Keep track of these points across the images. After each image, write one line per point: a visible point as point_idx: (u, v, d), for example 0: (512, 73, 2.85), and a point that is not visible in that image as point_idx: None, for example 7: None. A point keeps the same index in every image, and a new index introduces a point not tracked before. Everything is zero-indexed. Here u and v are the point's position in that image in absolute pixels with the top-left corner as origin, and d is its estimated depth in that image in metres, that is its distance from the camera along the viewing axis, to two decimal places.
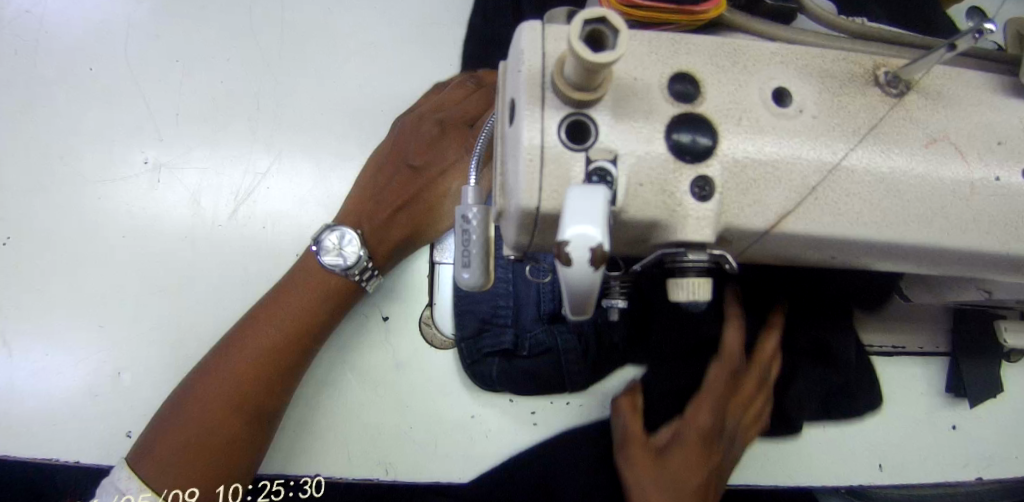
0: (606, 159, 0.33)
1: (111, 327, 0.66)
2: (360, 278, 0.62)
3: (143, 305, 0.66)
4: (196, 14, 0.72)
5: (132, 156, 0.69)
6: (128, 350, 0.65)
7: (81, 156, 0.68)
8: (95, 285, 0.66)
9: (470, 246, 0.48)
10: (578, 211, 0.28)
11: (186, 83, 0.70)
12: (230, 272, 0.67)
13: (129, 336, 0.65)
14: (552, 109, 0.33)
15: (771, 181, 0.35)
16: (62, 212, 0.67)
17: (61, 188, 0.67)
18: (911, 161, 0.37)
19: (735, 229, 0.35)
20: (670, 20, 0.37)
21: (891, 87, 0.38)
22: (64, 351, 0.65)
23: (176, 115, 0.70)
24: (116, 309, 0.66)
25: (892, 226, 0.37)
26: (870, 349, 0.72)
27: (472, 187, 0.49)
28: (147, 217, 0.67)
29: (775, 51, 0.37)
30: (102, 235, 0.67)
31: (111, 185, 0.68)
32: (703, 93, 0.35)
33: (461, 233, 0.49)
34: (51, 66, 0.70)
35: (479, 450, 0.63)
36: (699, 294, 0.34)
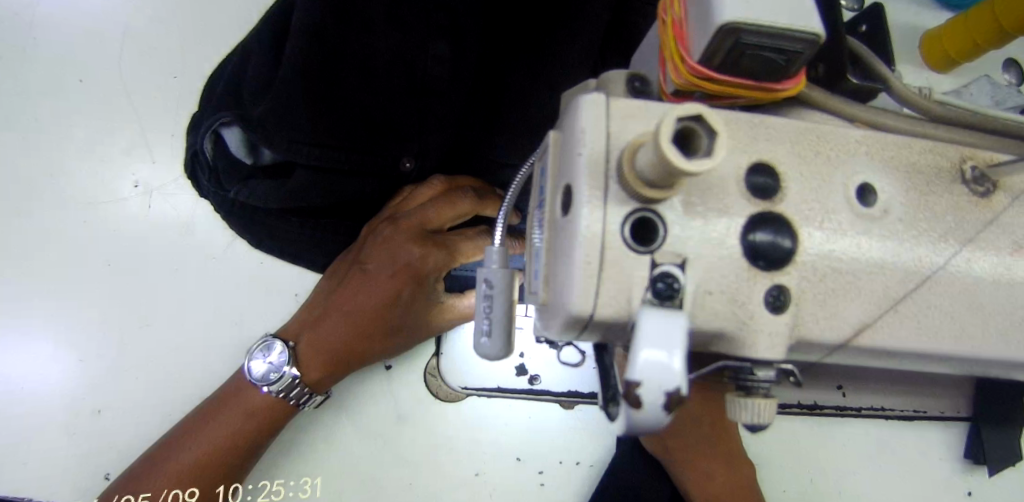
0: (673, 263, 0.29)
1: (89, 361, 0.60)
2: (296, 400, 0.55)
3: (127, 340, 0.61)
4: (196, 23, 0.66)
5: (120, 176, 0.63)
6: (106, 387, 0.60)
7: (64, 174, 0.63)
8: (74, 314, 0.61)
9: (493, 313, 0.44)
10: (649, 345, 0.24)
11: (183, 99, 0.65)
12: (223, 307, 0.62)
13: (108, 372, 0.60)
14: (616, 204, 0.28)
15: (850, 292, 0.31)
16: (40, 234, 0.62)
17: (40, 208, 0.62)
18: (993, 268, 0.34)
19: (809, 342, 0.31)
20: (739, 94, 0.33)
21: (977, 185, 0.34)
22: (38, 386, 0.60)
23: (171, 134, 0.64)
24: (95, 342, 0.61)
25: (973, 341, 0.33)
26: (890, 412, 0.69)
27: (497, 249, 0.45)
28: (134, 243, 0.62)
29: (860, 138, 0.32)
30: (84, 260, 0.62)
31: (95, 206, 0.62)
32: (783, 188, 0.30)
33: (482, 298, 0.44)
34: (34, 75, 0.64)
35: None
36: (763, 418, 0.30)
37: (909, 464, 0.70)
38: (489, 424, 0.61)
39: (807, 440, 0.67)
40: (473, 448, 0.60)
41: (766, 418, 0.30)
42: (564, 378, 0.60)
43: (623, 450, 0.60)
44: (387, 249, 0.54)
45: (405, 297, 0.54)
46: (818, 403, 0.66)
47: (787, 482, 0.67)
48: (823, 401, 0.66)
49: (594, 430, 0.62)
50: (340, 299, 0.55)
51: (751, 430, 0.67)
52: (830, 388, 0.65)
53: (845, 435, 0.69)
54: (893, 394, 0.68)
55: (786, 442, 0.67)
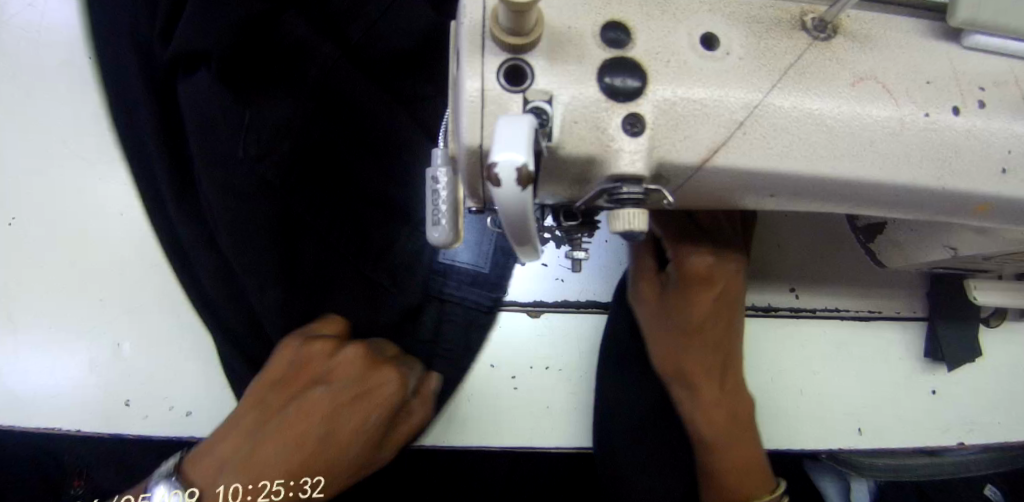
0: (542, 100, 0.35)
1: (111, 301, 0.69)
2: None
3: (142, 281, 0.70)
4: None
5: (129, 140, 0.73)
6: (128, 322, 0.69)
7: (82, 142, 0.72)
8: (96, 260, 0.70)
9: (440, 205, 0.50)
10: (506, 140, 0.31)
11: None
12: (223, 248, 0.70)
13: (128, 309, 0.69)
14: (491, 56, 0.36)
15: (700, 118, 0.37)
16: (64, 194, 0.71)
17: (64, 172, 0.72)
18: (837, 101, 0.39)
19: (669, 165, 0.37)
20: None
21: (818, 32, 0.40)
22: (66, 323, 0.69)
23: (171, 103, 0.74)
24: (115, 284, 0.70)
25: (824, 161, 0.39)
26: (841, 313, 0.73)
27: (440, 150, 0.50)
28: (144, 196, 0.72)
29: (704, 0, 0.39)
30: (103, 215, 0.71)
31: (112, 168, 0.72)
32: (634, 39, 0.37)
33: (431, 193, 0.51)
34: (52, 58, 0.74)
35: (461, 413, 0.66)
36: (634, 224, 0.36)
37: (871, 364, 0.73)
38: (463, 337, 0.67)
39: (765, 342, 0.71)
40: (450, 359, 0.67)
41: (637, 224, 0.36)
42: (531, 290, 0.69)
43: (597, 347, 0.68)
44: (295, 393, 0.61)
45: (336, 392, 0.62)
46: (771, 305, 0.72)
47: (750, 382, 0.71)
48: (775, 301, 0.72)
49: (558, 335, 0.69)
50: (257, 455, 0.57)
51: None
52: (779, 288, 0.72)
53: (802, 337, 0.72)
54: (844, 294, 0.73)
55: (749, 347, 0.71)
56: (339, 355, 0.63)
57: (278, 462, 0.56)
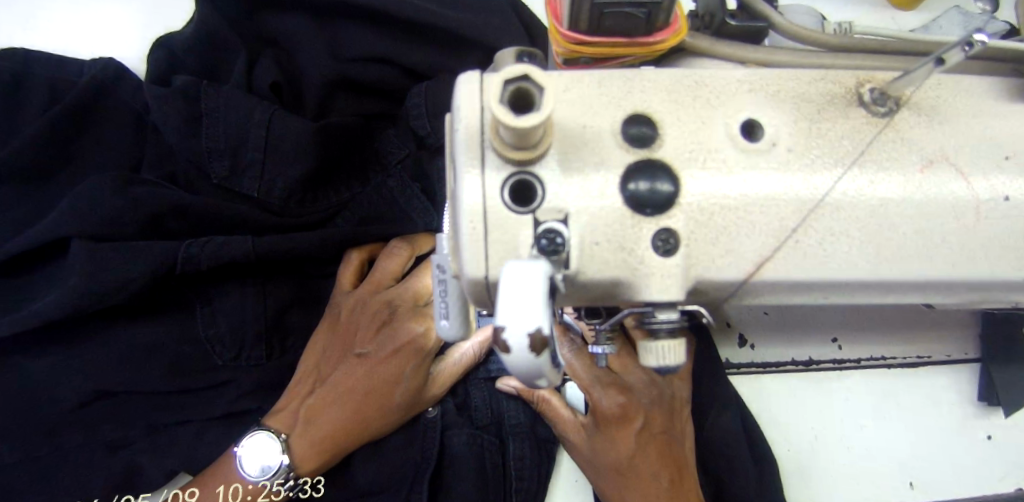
0: (556, 219, 0.30)
1: None
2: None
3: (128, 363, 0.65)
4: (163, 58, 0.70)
5: None
6: None
7: None
8: None
9: (446, 296, 0.45)
10: (513, 292, 0.25)
11: None
12: None
13: None
14: (493, 170, 0.30)
15: (743, 227, 0.32)
16: None
17: None
18: (903, 187, 0.33)
19: (708, 282, 0.32)
20: (623, 55, 0.34)
21: (878, 105, 0.34)
22: None
23: None
24: None
25: (887, 263, 0.33)
26: (892, 362, 0.67)
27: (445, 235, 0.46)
28: None
29: (742, 78, 0.34)
30: None
31: None
32: (662, 134, 0.31)
33: (436, 284, 0.46)
34: None
35: None
36: (670, 359, 0.31)
37: (920, 412, 0.67)
38: (476, 408, 0.62)
39: (804, 394, 0.66)
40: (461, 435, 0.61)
41: (674, 360, 0.31)
42: None
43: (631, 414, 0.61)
44: (350, 318, 0.61)
45: (393, 397, 0.57)
46: (811, 357, 0.67)
47: (788, 440, 0.65)
48: (817, 354, 0.67)
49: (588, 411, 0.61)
50: (322, 395, 0.58)
51: (748, 392, 0.66)
52: (821, 339, 0.67)
53: (845, 389, 0.67)
54: (891, 339, 0.68)
55: (786, 400, 0.66)
56: (379, 379, 0.58)
57: (328, 424, 0.56)
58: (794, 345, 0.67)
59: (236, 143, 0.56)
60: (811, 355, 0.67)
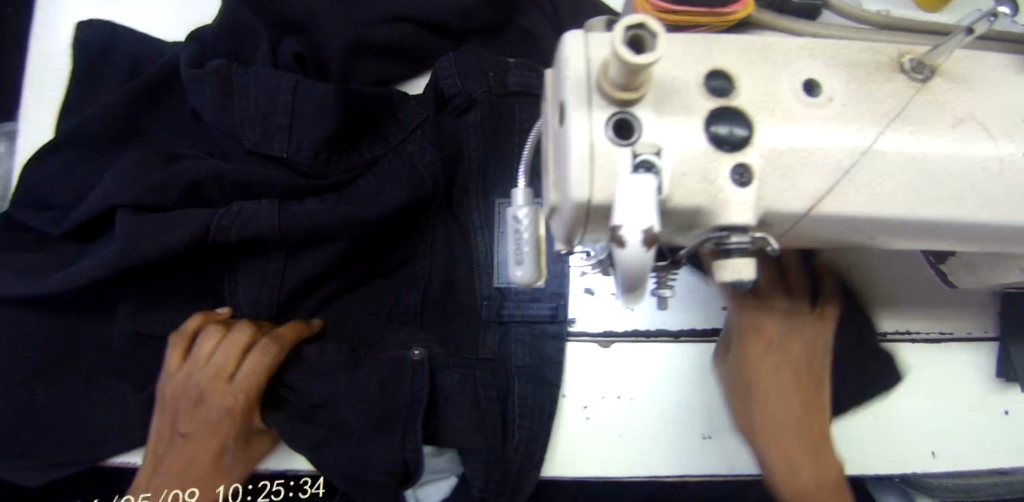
0: (651, 152, 0.35)
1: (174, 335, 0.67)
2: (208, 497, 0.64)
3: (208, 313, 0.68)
4: None
5: None
6: None
7: None
8: None
9: (523, 243, 0.51)
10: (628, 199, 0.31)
11: None
12: None
13: None
14: (599, 109, 0.36)
15: (805, 167, 0.37)
16: None
17: None
18: (940, 140, 0.39)
19: (774, 213, 0.38)
20: (700, 23, 0.40)
21: (916, 73, 0.40)
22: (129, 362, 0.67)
23: None
24: None
25: (926, 203, 0.39)
26: (915, 336, 0.73)
27: (521, 190, 0.51)
28: None
29: (802, 45, 0.40)
30: None
31: None
32: (737, 87, 0.37)
33: (514, 234, 0.51)
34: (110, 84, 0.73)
35: None
36: (743, 274, 0.37)
37: (941, 385, 0.72)
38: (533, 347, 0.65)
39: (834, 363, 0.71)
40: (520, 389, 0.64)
41: (745, 274, 0.37)
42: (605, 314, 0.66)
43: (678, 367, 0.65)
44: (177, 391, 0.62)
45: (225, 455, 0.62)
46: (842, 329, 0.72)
47: None
48: (846, 325, 0.72)
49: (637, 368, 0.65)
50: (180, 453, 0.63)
51: None
52: (849, 311, 0.72)
53: (871, 361, 0.71)
54: (914, 315, 0.73)
55: None
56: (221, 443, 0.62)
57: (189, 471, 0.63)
58: None
59: (291, 107, 0.64)
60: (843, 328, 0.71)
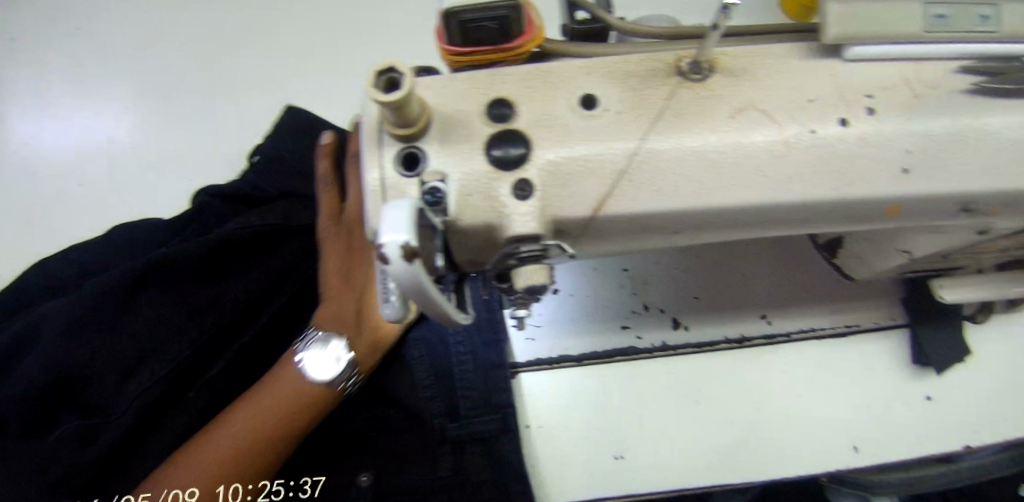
0: (437, 180, 0.39)
1: None
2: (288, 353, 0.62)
3: None
4: (163, 120, 0.79)
5: None
6: None
7: None
8: None
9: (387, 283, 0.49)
10: (390, 222, 0.35)
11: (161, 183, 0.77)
12: None
13: None
14: (388, 148, 0.40)
15: (584, 175, 0.39)
16: None
17: None
18: (718, 134, 0.40)
19: (562, 218, 0.40)
20: (482, 58, 0.43)
21: (695, 74, 0.42)
22: None
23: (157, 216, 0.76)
24: None
25: (708, 192, 0.40)
26: (790, 337, 0.67)
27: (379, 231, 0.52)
28: None
29: (580, 65, 0.41)
30: None
31: None
32: (517, 110, 0.40)
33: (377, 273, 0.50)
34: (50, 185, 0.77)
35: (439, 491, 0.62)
36: (535, 279, 0.39)
37: (856, 382, 0.66)
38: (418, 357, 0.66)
39: (737, 367, 0.65)
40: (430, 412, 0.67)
41: (538, 279, 0.39)
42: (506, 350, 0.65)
43: (572, 380, 0.64)
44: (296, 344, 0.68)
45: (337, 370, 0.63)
46: (743, 335, 0.66)
47: (686, 430, 0.63)
48: (748, 331, 0.66)
49: (536, 395, 0.64)
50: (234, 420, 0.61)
51: (650, 375, 0.64)
52: (748, 316, 0.67)
53: (780, 360, 0.66)
54: (813, 313, 0.68)
55: (721, 375, 0.65)
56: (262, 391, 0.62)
57: (257, 435, 0.59)
58: (713, 326, 0.66)
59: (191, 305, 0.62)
60: (727, 335, 0.66)
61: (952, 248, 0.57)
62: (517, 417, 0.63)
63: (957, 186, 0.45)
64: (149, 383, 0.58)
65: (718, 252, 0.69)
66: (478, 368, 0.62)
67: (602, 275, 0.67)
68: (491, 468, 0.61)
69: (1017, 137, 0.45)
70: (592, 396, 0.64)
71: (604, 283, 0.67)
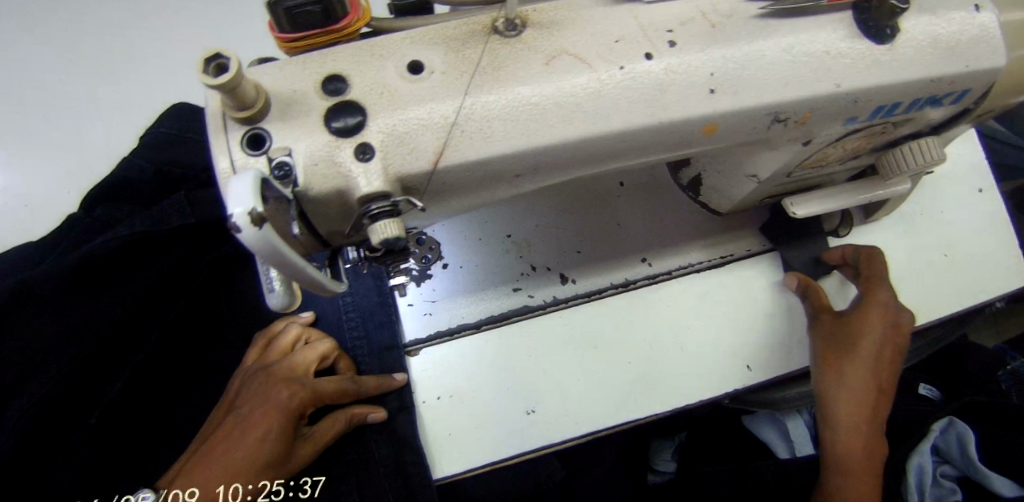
0: (284, 155, 0.42)
1: None
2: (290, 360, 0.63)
3: None
4: None
5: None
6: None
7: None
8: None
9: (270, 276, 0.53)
10: (236, 196, 0.37)
11: None
12: None
13: None
14: (233, 132, 0.42)
15: (419, 132, 0.43)
16: None
17: None
18: (535, 79, 0.45)
19: (406, 175, 0.44)
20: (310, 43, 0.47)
21: (509, 30, 0.46)
22: None
23: None
24: None
25: (534, 133, 0.45)
26: (671, 274, 0.73)
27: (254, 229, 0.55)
28: None
29: (404, 37, 0.46)
30: None
31: None
32: (351, 84, 0.44)
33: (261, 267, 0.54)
34: None
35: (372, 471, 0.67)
36: (387, 231, 0.42)
37: (741, 307, 0.71)
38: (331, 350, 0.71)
39: (629, 308, 0.70)
40: None
41: (389, 232, 0.42)
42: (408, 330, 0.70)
43: (471, 347, 0.68)
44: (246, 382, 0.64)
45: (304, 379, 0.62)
46: (628, 279, 0.72)
47: (584, 375, 0.69)
48: (631, 275, 0.73)
49: (441, 366, 0.68)
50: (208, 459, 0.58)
51: (546, 330, 0.69)
52: (630, 261, 0.73)
53: (666, 297, 0.71)
54: (691, 247, 0.74)
55: (613, 320, 0.70)
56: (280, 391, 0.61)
57: (265, 438, 0.57)
58: (596, 275, 0.73)
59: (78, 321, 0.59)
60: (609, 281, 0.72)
61: (793, 165, 0.62)
62: (426, 391, 0.67)
63: (765, 100, 0.49)
64: (34, 402, 0.55)
65: (595, 207, 0.74)
66: (374, 351, 0.69)
67: (488, 244, 0.72)
68: (399, 442, 0.66)
69: (808, 50, 0.50)
70: (494, 358, 0.68)
71: (494, 250, 0.72)
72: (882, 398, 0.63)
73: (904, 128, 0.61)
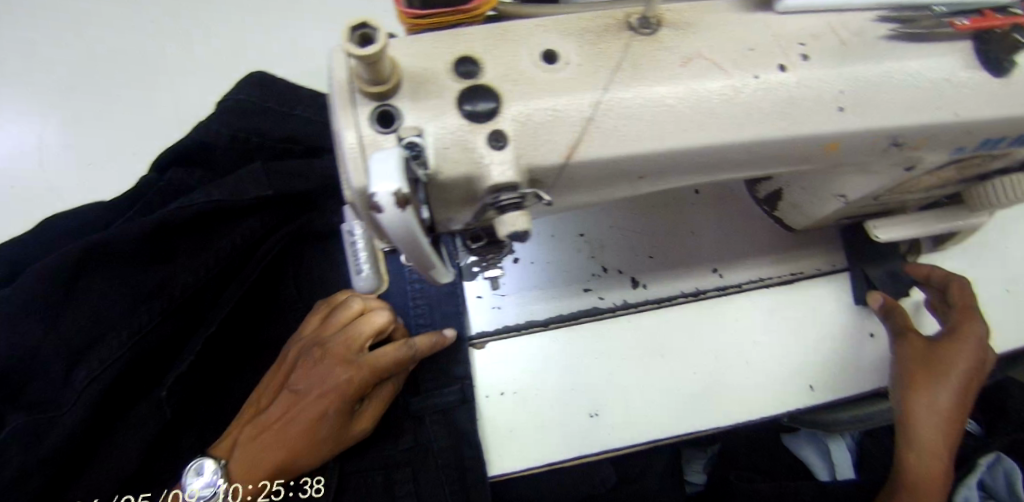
0: (414, 134, 0.40)
1: None
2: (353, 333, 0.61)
3: None
4: None
5: None
6: None
7: None
8: None
9: None
10: (379, 171, 0.35)
11: None
12: None
13: None
14: (362, 107, 0.40)
15: (554, 124, 0.42)
16: None
17: None
18: (671, 80, 0.43)
19: (537, 166, 0.42)
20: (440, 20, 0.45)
21: (644, 28, 0.45)
22: None
23: None
24: None
25: (666, 135, 0.43)
26: (740, 288, 0.72)
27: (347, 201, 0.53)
28: None
29: (537, 25, 0.44)
30: None
31: None
32: (484, 68, 0.42)
33: None
34: None
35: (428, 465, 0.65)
36: (517, 224, 0.41)
37: (806, 326, 0.71)
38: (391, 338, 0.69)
39: (696, 319, 0.69)
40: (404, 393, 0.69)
41: (519, 225, 0.41)
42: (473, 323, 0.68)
43: (539, 346, 0.67)
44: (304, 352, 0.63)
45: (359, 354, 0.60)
46: (698, 288, 0.71)
47: (649, 384, 0.67)
48: (701, 285, 0.71)
49: (506, 362, 0.66)
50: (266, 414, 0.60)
51: (613, 335, 0.68)
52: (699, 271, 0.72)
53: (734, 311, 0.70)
54: (760, 263, 0.73)
55: (681, 329, 0.69)
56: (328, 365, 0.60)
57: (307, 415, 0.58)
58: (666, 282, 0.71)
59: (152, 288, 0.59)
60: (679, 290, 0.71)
61: (882, 190, 0.61)
62: (489, 385, 0.66)
63: (887, 122, 0.49)
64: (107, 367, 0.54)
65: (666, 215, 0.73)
66: None
67: (560, 243, 0.71)
68: (457, 438, 0.64)
69: (933, 76, 0.49)
70: (561, 359, 0.67)
71: (564, 250, 0.71)
72: (956, 425, 0.63)
73: (997, 162, 0.61)
